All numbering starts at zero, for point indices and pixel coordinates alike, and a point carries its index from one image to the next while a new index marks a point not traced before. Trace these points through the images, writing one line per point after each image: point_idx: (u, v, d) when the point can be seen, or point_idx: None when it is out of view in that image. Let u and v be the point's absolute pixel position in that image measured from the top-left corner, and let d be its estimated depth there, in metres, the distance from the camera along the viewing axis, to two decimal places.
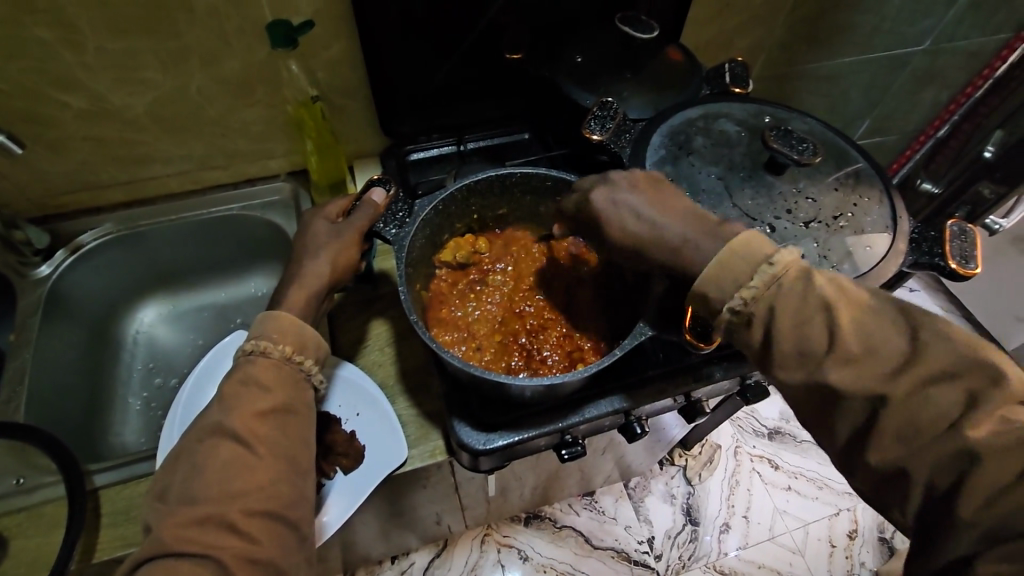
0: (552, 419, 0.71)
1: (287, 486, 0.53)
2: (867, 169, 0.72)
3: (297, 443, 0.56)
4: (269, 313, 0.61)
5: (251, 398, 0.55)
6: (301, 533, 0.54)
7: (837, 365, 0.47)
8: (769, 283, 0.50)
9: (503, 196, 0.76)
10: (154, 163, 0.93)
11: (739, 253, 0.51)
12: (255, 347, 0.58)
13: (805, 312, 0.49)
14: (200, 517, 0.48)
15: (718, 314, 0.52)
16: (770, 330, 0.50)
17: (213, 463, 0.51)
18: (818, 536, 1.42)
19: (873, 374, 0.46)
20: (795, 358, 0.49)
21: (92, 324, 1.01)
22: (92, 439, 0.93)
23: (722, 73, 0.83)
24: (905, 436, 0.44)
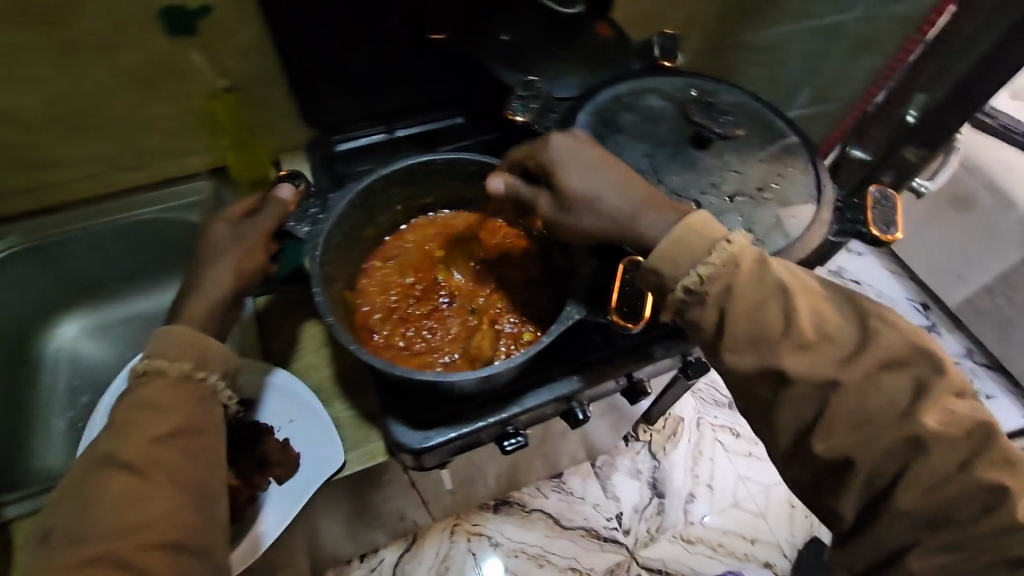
0: (492, 411, 0.70)
1: (193, 512, 0.50)
2: (793, 139, 0.72)
3: (203, 466, 0.53)
4: (168, 327, 0.57)
5: (147, 423, 0.51)
6: (214, 560, 0.51)
7: (791, 350, 0.50)
8: (726, 264, 0.52)
9: (426, 185, 0.73)
10: (55, 168, 0.86)
11: (696, 231, 0.53)
12: (149, 367, 0.54)
13: (761, 296, 0.51)
14: (89, 558, 0.46)
15: (671, 292, 0.54)
16: (724, 310, 0.52)
17: (108, 497, 0.48)
18: (778, 498, 1.46)
19: (828, 360, 0.50)
20: (749, 339, 0.52)
21: (7, 343, 0.94)
22: (10, 467, 0.87)
23: (652, 46, 0.81)
24: (858, 425, 0.49)
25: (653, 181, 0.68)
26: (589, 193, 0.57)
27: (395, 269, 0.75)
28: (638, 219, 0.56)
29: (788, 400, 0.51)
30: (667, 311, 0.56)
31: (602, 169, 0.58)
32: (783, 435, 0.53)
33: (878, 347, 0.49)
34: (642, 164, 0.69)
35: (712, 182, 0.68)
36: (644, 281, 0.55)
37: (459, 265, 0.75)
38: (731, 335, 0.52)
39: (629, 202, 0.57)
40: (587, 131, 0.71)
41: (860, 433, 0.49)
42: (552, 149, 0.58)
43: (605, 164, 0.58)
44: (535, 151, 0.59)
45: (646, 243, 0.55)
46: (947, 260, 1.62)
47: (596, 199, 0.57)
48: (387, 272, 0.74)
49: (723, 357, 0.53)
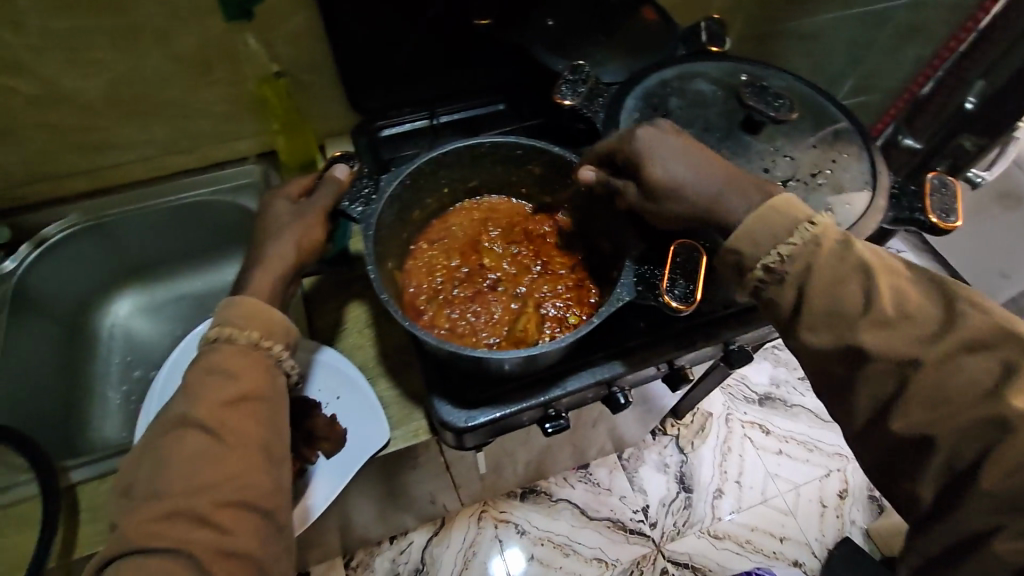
0: (535, 393, 0.70)
1: (261, 475, 0.52)
2: (845, 124, 0.71)
3: (270, 430, 0.55)
4: (233, 297, 0.59)
5: (216, 387, 0.53)
6: (279, 522, 0.53)
7: (870, 327, 0.52)
8: (809, 243, 0.54)
9: (474, 168, 0.74)
10: (114, 149, 0.90)
11: (779, 210, 0.56)
12: (219, 334, 0.57)
13: (841, 275, 0.53)
14: (168, 512, 0.48)
15: (750, 270, 0.56)
16: (801, 289, 0.54)
17: (181, 455, 0.50)
18: (808, 497, 1.44)
19: (909, 338, 0.51)
20: (827, 317, 0.53)
21: (66, 318, 0.98)
22: (69, 435, 0.91)
23: (699, 31, 0.79)
24: (934, 404, 0.49)
25: None
26: (673, 178, 0.59)
27: (439, 251, 0.76)
28: (718, 203, 0.58)
29: (865, 376, 0.52)
30: (744, 292, 0.58)
31: (687, 155, 0.60)
32: (860, 412, 0.54)
33: (964, 328, 0.50)
34: None
35: (764, 166, 0.67)
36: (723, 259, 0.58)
37: (503, 249, 0.76)
38: (808, 312, 0.54)
39: (711, 186, 0.59)
40: (635, 116, 0.70)
41: (936, 411, 0.49)
42: (638, 138, 0.60)
43: (689, 150, 0.60)
44: (620, 140, 0.62)
45: (730, 225, 0.57)
46: (992, 257, 1.56)
47: (681, 184, 0.59)
48: (433, 256, 0.75)
49: (799, 335, 0.55)
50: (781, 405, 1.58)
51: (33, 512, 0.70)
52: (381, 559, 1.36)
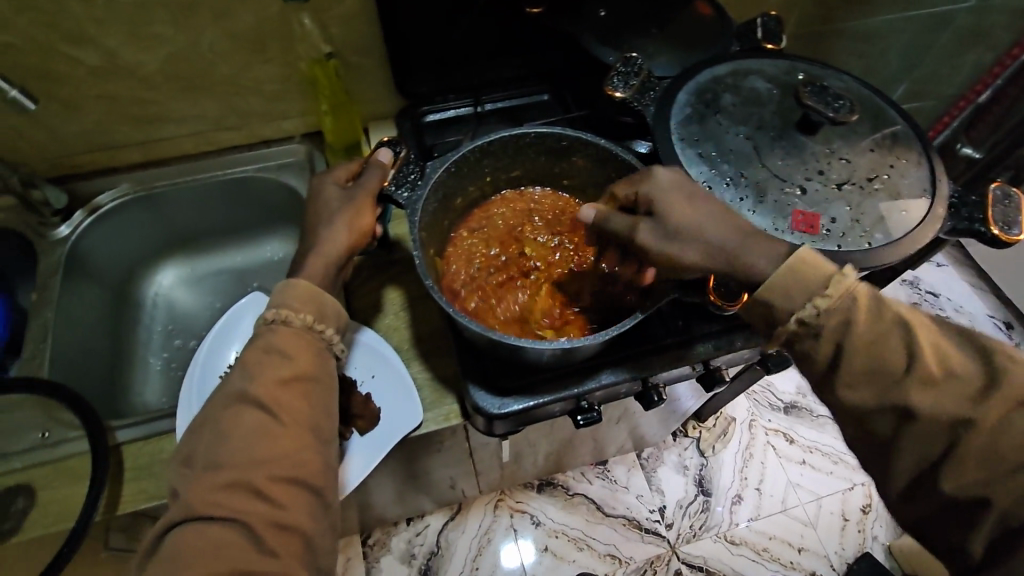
0: (567, 385, 0.70)
1: (311, 453, 0.55)
2: (904, 129, 0.69)
3: (320, 411, 0.57)
4: (287, 280, 0.61)
5: (272, 366, 0.56)
6: (327, 499, 0.56)
7: (917, 386, 0.51)
8: (843, 297, 0.52)
9: (518, 157, 0.73)
10: (167, 122, 0.92)
11: (810, 264, 0.54)
12: (276, 316, 0.59)
13: (879, 331, 0.52)
14: (227, 483, 0.51)
15: (784, 323, 0.55)
16: (840, 344, 0.53)
17: (239, 430, 0.53)
18: (830, 509, 1.42)
19: (956, 397, 0.50)
20: (866, 372, 0.53)
21: (113, 285, 1.02)
22: (113, 397, 0.94)
23: (755, 28, 0.79)
24: (987, 463, 0.48)
25: (756, 165, 0.66)
26: (693, 224, 0.58)
27: (479, 238, 0.76)
28: (739, 254, 0.56)
29: (910, 436, 0.52)
30: (777, 343, 0.57)
31: (703, 201, 0.59)
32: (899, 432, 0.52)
33: (1013, 387, 0.48)
34: (745, 147, 0.67)
35: (818, 169, 0.66)
36: (752, 309, 0.57)
37: (543, 241, 0.76)
38: (847, 365, 0.53)
39: (731, 237, 0.57)
40: (686, 112, 0.69)
41: (990, 470, 0.48)
42: (653, 182, 0.60)
43: (707, 199, 0.59)
44: (637, 183, 0.61)
45: (755, 278, 0.56)
46: None
47: (699, 232, 0.58)
48: (473, 242, 0.76)
49: (838, 391, 0.55)
50: (808, 414, 1.55)
51: (80, 468, 0.73)
52: (397, 539, 1.38)
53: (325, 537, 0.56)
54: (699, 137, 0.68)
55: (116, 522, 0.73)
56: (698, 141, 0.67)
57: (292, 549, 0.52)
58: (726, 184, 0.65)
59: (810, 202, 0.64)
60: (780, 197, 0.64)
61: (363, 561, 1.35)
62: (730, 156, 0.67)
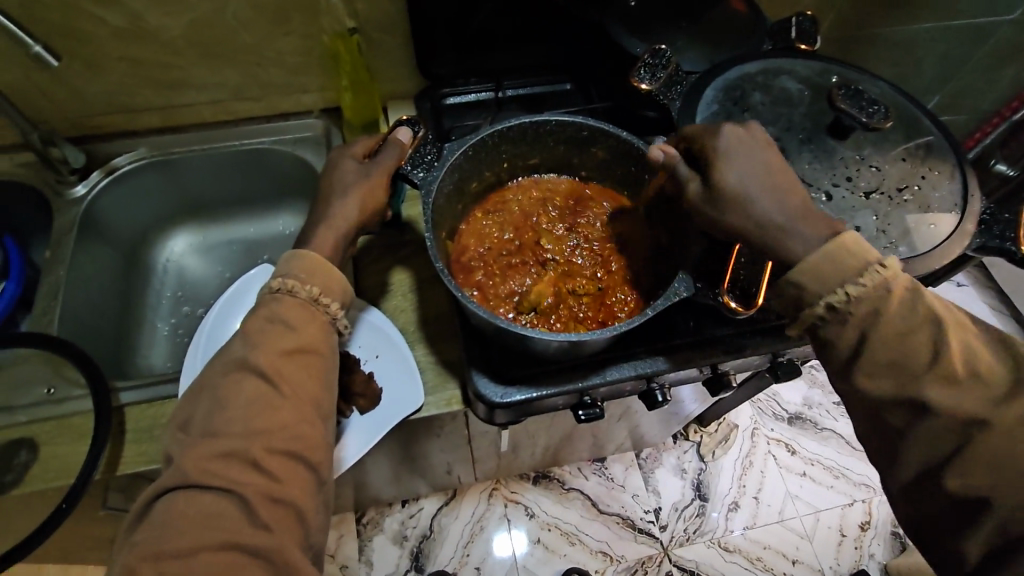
0: (573, 378, 0.70)
1: (309, 427, 0.55)
2: (939, 140, 0.66)
3: (321, 385, 0.57)
4: (297, 250, 0.61)
5: (275, 336, 0.56)
6: (322, 475, 0.56)
7: (936, 383, 0.50)
8: (879, 288, 0.51)
9: (537, 144, 0.72)
10: (188, 88, 0.92)
11: (854, 248, 0.52)
12: (281, 285, 0.59)
13: (910, 325, 0.51)
14: (224, 452, 0.51)
15: (812, 305, 0.53)
16: (866, 332, 0.52)
17: (239, 398, 0.53)
18: (828, 524, 1.40)
19: (976, 399, 0.50)
20: (888, 365, 0.52)
21: (126, 248, 1.02)
22: (119, 359, 0.95)
23: (789, 27, 0.75)
24: (998, 468, 0.48)
25: None
26: (743, 190, 0.55)
27: (493, 222, 0.74)
28: (785, 225, 0.54)
29: (923, 434, 0.51)
30: (799, 328, 0.55)
31: (763, 167, 0.56)
32: (905, 432, 0.52)
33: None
34: (771, 148, 0.65)
35: (846, 175, 0.64)
36: (781, 289, 0.54)
37: (559, 230, 0.74)
38: (868, 355, 0.52)
39: (780, 209, 0.55)
40: (713, 108, 0.68)
41: (1002, 475, 0.48)
42: (720, 137, 0.57)
43: (768, 164, 0.56)
44: (705, 134, 0.58)
45: (788, 257, 0.54)
46: None
47: (747, 196, 0.55)
48: (486, 227, 0.74)
49: (853, 378, 0.53)
50: (812, 427, 1.53)
51: (82, 426, 0.73)
52: (391, 520, 1.39)
53: (321, 515, 0.56)
54: None
55: (115, 481, 0.73)
56: None
57: (286, 524, 0.51)
58: None
59: (835, 209, 0.62)
60: None
61: (356, 538, 1.36)
62: None
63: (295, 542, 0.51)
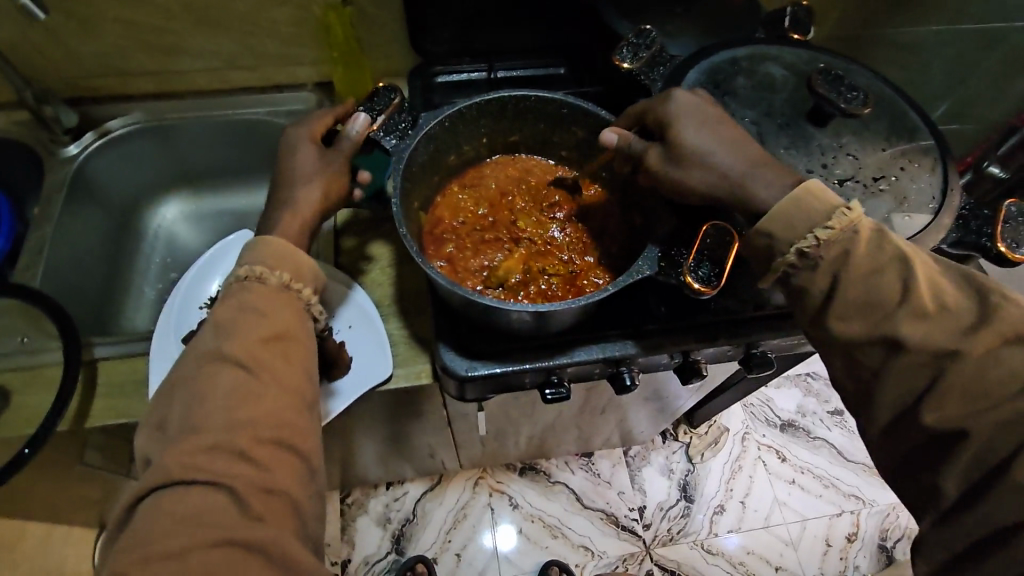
0: (539, 357, 0.69)
1: (293, 415, 0.54)
2: (924, 133, 0.65)
3: (302, 372, 0.56)
4: (261, 237, 0.61)
5: (252, 324, 0.55)
6: (311, 466, 0.54)
7: (909, 319, 0.50)
8: (846, 229, 0.51)
9: (517, 120, 0.72)
10: (182, 55, 0.92)
11: (813, 195, 0.53)
12: (250, 273, 0.58)
13: (878, 266, 0.51)
14: (208, 445, 0.49)
15: (781, 256, 0.53)
16: (837, 275, 0.52)
17: (217, 390, 0.52)
18: (814, 533, 1.38)
19: (946, 330, 0.49)
20: (859, 306, 0.51)
21: (117, 211, 1.03)
22: (103, 319, 0.96)
23: (783, 17, 0.75)
24: (972, 398, 0.48)
25: None
26: (702, 144, 0.56)
27: (468, 197, 0.75)
28: (746, 178, 0.55)
29: (896, 371, 0.51)
30: (770, 279, 0.55)
31: (720, 125, 0.58)
32: (883, 408, 0.52)
33: (1002, 321, 0.48)
34: (749, 132, 0.64)
35: (822, 162, 0.63)
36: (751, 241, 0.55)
37: (533, 210, 0.75)
38: (840, 302, 0.52)
39: (739, 162, 0.56)
40: (694, 91, 0.67)
41: (973, 404, 0.48)
42: (671, 101, 0.59)
43: (721, 123, 0.58)
44: (656, 101, 0.60)
45: (756, 206, 0.55)
46: None
47: (708, 154, 0.56)
48: (461, 203, 0.74)
49: (828, 327, 0.53)
50: (804, 434, 1.51)
51: (52, 377, 0.74)
52: (375, 502, 1.40)
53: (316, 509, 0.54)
54: None
55: (85, 435, 0.74)
56: None
57: (279, 514, 0.50)
58: None
59: None
60: None
61: (340, 518, 1.37)
62: None
63: (290, 534, 0.49)
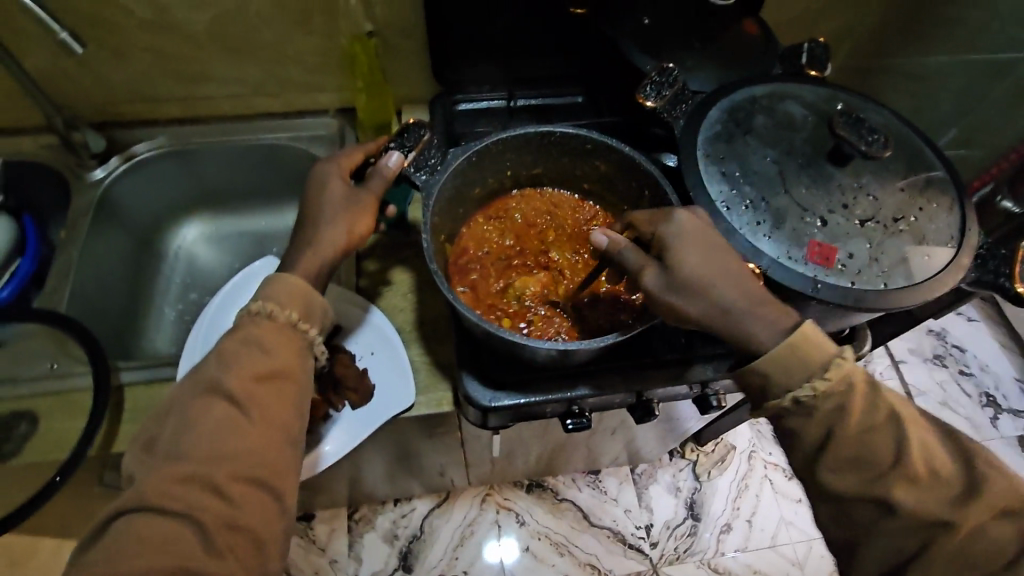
0: (562, 388, 0.70)
1: (275, 454, 0.55)
2: (940, 172, 0.67)
3: (294, 412, 0.57)
4: (279, 274, 0.61)
5: (250, 360, 0.56)
6: (285, 505, 0.55)
7: (902, 483, 0.54)
8: (841, 382, 0.54)
9: (541, 154, 0.73)
10: (209, 82, 0.94)
11: (816, 345, 0.55)
12: (261, 309, 0.59)
13: (873, 423, 0.55)
14: (184, 475, 0.51)
15: (778, 399, 0.56)
16: (831, 429, 0.55)
17: (206, 420, 0.54)
18: (821, 553, 1.38)
19: (938, 498, 0.54)
20: (852, 459, 0.55)
21: (138, 233, 1.05)
22: (124, 341, 0.97)
23: (800, 52, 0.76)
24: (959, 564, 0.53)
25: (779, 191, 0.65)
26: (699, 277, 0.56)
27: (493, 229, 0.76)
28: (739, 317, 0.55)
29: (888, 528, 0.55)
30: (762, 413, 0.58)
31: (717, 255, 0.57)
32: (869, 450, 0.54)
33: (991, 494, 0.53)
34: (770, 171, 0.66)
35: (843, 202, 0.64)
36: (746, 379, 0.57)
37: (560, 241, 0.76)
38: (832, 450, 0.55)
39: (733, 300, 0.56)
40: (716, 129, 0.68)
41: (959, 569, 0.53)
42: (669, 225, 0.58)
43: (717, 251, 0.57)
44: (654, 221, 0.60)
45: (750, 350, 0.56)
46: None
47: (704, 287, 0.56)
48: (488, 235, 0.76)
49: (819, 471, 0.57)
50: None
51: (81, 403, 0.75)
52: (382, 518, 1.40)
53: (283, 546, 0.55)
54: (725, 156, 0.67)
55: (109, 458, 0.75)
56: (724, 159, 0.67)
57: (241, 550, 0.51)
58: (744, 207, 0.64)
59: (829, 235, 0.63)
60: (799, 227, 0.63)
61: (347, 534, 1.37)
62: (753, 178, 0.66)
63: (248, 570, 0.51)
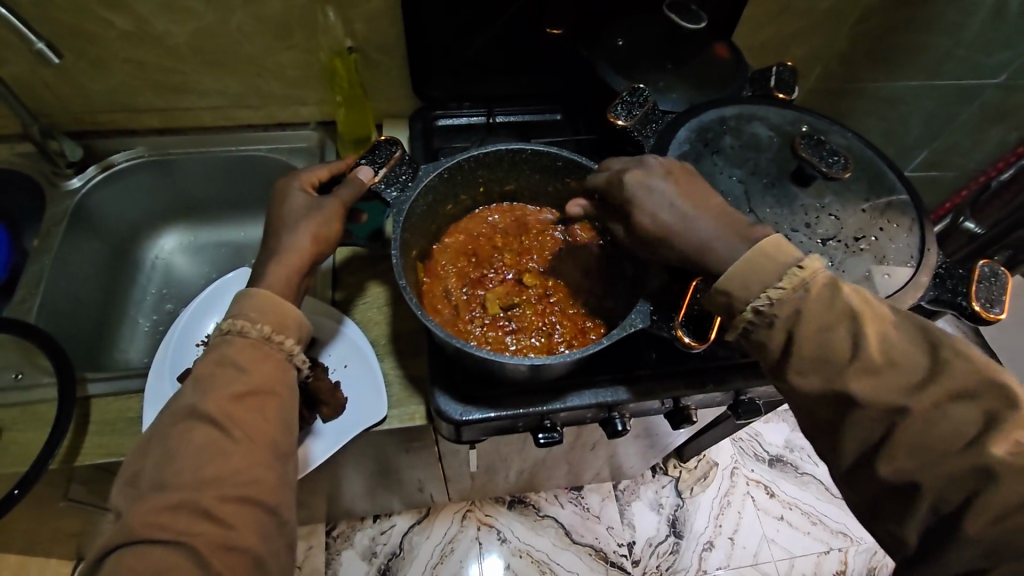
0: (533, 402, 0.70)
1: (266, 470, 0.54)
2: (902, 194, 0.68)
3: (277, 425, 0.56)
4: (248, 290, 0.60)
5: (228, 380, 0.55)
6: (282, 519, 0.54)
7: (858, 374, 0.51)
8: (796, 288, 0.52)
9: (513, 170, 0.74)
10: (190, 94, 0.95)
11: (770, 255, 0.54)
12: (232, 327, 0.58)
13: (829, 321, 0.52)
14: (172, 504, 0.49)
15: (740, 312, 0.55)
16: (791, 333, 0.53)
17: (189, 446, 0.52)
18: (802, 571, 1.38)
19: (894, 386, 0.50)
20: (814, 360, 0.52)
21: (114, 243, 1.04)
22: (95, 352, 0.95)
23: (768, 76, 0.78)
24: (927, 453, 0.48)
25: (744, 209, 0.66)
26: (668, 222, 0.59)
27: (450, 254, 0.77)
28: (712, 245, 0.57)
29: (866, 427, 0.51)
30: (733, 332, 0.56)
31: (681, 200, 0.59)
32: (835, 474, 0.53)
33: (948, 378, 0.49)
34: (736, 190, 0.67)
35: (805, 222, 0.66)
36: (713, 299, 0.56)
37: (512, 253, 0.77)
38: (795, 356, 0.53)
39: (707, 232, 0.58)
40: (684, 148, 0.70)
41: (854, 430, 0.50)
42: (628, 180, 0.62)
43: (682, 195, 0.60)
44: (611, 181, 0.63)
45: (716, 271, 0.56)
46: None
47: (671, 232, 0.59)
48: (452, 261, 0.76)
49: (789, 379, 0.54)
50: (792, 470, 1.51)
51: (46, 414, 0.74)
52: (361, 535, 1.38)
53: (285, 561, 0.55)
54: None
55: (74, 471, 0.74)
56: None
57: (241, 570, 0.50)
58: None
59: None
60: None
61: (325, 551, 1.35)
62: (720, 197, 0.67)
63: None
